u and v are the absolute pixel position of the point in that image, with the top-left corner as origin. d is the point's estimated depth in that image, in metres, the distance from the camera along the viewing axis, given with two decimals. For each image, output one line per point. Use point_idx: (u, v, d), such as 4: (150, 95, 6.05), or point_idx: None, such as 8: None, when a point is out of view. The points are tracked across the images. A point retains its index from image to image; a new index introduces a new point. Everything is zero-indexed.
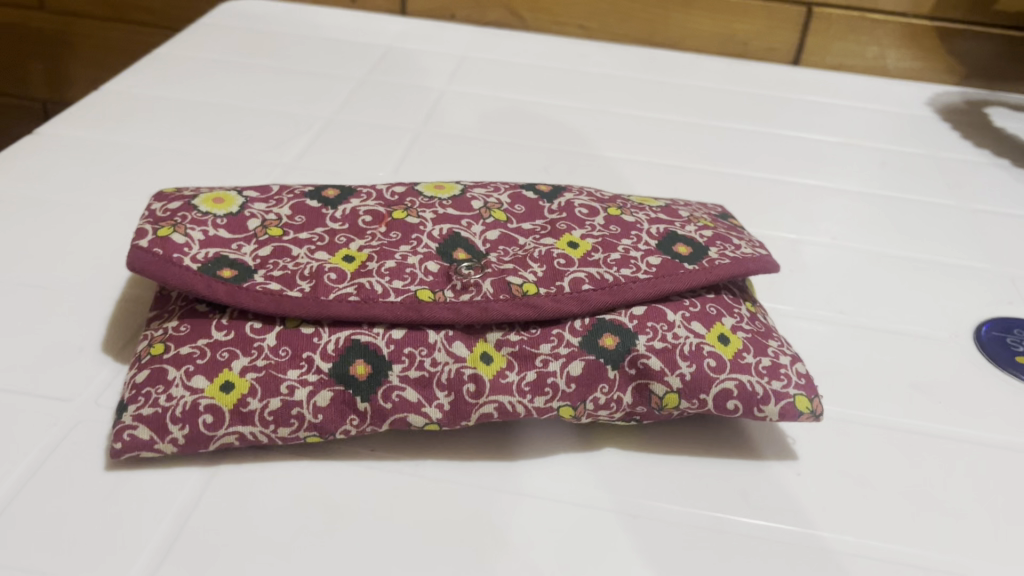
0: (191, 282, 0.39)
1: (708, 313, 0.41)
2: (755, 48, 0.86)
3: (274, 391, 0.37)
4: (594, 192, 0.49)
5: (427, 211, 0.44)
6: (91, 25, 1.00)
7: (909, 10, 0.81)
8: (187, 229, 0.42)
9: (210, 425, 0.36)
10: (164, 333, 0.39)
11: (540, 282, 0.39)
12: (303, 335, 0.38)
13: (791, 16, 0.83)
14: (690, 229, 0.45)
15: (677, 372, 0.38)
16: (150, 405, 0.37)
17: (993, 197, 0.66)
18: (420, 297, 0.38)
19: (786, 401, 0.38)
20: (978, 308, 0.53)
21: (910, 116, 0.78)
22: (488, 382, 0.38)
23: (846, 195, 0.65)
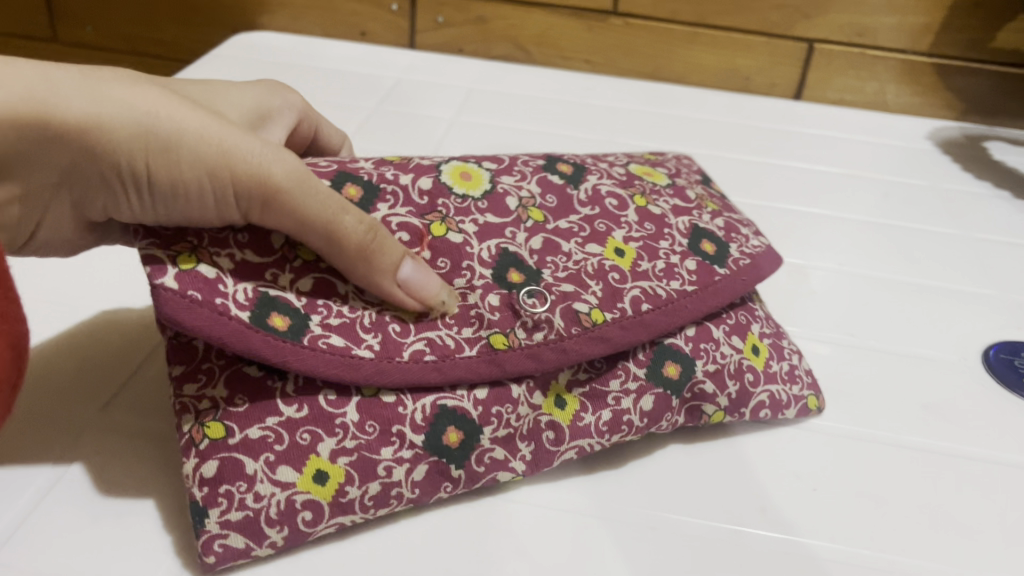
0: (250, 344, 0.33)
1: (738, 325, 0.44)
2: (757, 82, 0.88)
3: (372, 475, 0.35)
4: (606, 168, 0.48)
5: (467, 220, 0.40)
6: (103, 56, 1.01)
7: (909, 46, 0.83)
8: (212, 256, 0.34)
9: (309, 521, 0.35)
10: (218, 404, 0.35)
11: (602, 305, 0.40)
12: (386, 405, 0.36)
13: (792, 51, 0.85)
14: (710, 223, 0.46)
15: (724, 393, 0.42)
16: (237, 509, 0.34)
17: (997, 227, 0.67)
18: (495, 345, 0.38)
19: (802, 401, 0.44)
20: (987, 332, 0.54)
21: (911, 149, 0.79)
22: (567, 428, 0.39)
23: (850, 223, 0.67)
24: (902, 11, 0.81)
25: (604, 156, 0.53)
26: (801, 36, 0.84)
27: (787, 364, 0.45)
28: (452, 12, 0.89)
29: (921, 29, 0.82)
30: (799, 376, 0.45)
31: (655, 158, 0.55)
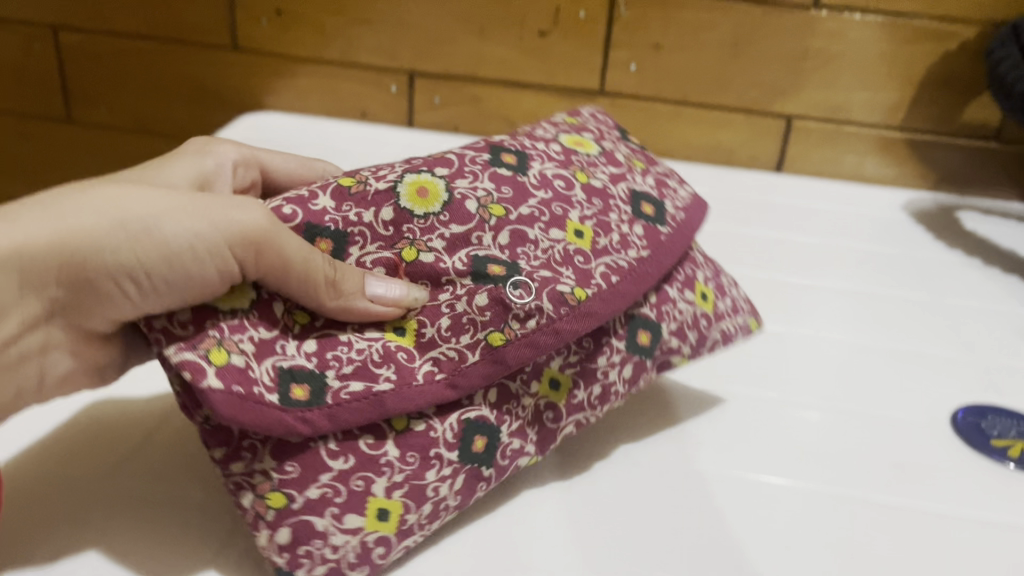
0: (286, 419, 0.39)
1: (686, 277, 0.52)
2: (739, 156, 0.92)
3: (423, 497, 0.42)
4: (545, 146, 0.52)
5: (433, 238, 0.45)
6: (110, 135, 1.05)
7: (882, 121, 0.88)
8: (236, 347, 0.40)
9: (383, 553, 0.42)
10: (272, 478, 0.41)
11: (580, 284, 0.46)
12: (419, 434, 0.43)
13: (771, 126, 0.90)
14: (645, 184, 0.53)
15: (688, 342, 0.50)
16: (320, 562, 0.40)
17: (968, 293, 0.70)
18: (494, 343, 0.43)
19: (743, 322, 0.54)
20: (956, 395, 0.57)
21: (886, 220, 0.83)
22: (563, 406, 0.47)
23: (827, 291, 0.70)
24: (873, 88, 0.86)
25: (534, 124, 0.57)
26: (779, 113, 0.89)
27: (729, 305, 0.54)
28: (448, 93, 0.94)
29: (893, 104, 0.86)
30: (742, 310, 0.54)
31: (579, 116, 0.60)
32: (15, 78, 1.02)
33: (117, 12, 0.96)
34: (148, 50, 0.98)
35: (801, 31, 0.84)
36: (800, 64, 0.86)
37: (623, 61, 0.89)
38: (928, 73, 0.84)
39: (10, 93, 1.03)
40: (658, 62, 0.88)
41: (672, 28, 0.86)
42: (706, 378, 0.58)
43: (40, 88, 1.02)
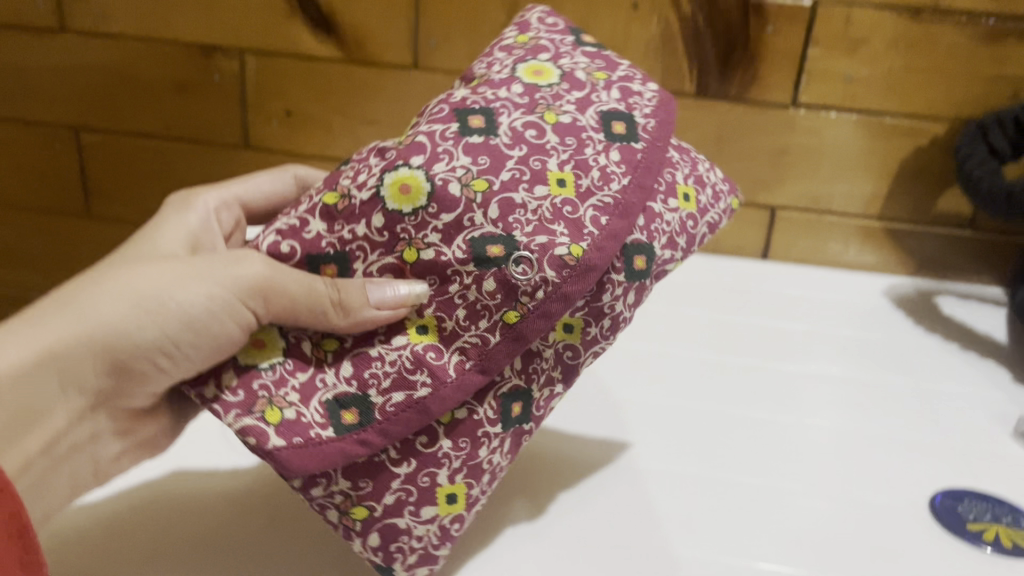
0: (346, 449, 0.49)
1: (667, 185, 0.56)
2: (727, 244, 0.97)
3: (480, 473, 0.52)
4: (508, 92, 0.55)
5: (428, 232, 0.50)
6: (123, 228, 1.09)
7: (863, 211, 0.92)
8: (284, 401, 0.49)
9: (459, 525, 0.53)
10: (352, 496, 0.51)
11: (575, 240, 0.49)
12: (465, 423, 0.51)
13: (757, 217, 0.94)
14: (608, 102, 0.56)
15: (678, 249, 0.55)
16: (411, 550, 0.52)
17: (947, 378, 0.74)
18: (512, 322, 0.49)
19: (719, 209, 0.58)
20: (933, 479, 0.60)
21: (868, 307, 0.87)
22: (579, 344, 0.53)
23: (813, 377, 0.73)
24: (852, 180, 0.91)
25: (488, 59, 0.60)
26: (764, 204, 0.94)
27: (708, 199, 0.58)
28: None
29: (871, 195, 0.91)
30: (722, 198, 0.59)
31: (529, 40, 0.61)
32: (38, 177, 1.07)
33: (138, 115, 1.02)
34: (166, 150, 1.03)
35: (781, 127, 0.90)
36: (782, 157, 0.91)
37: None
38: (903, 167, 0.89)
39: (32, 191, 1.08)
40: None
41: None
42: (698, 466, 0.61)
43: (60, 186, 1.07)
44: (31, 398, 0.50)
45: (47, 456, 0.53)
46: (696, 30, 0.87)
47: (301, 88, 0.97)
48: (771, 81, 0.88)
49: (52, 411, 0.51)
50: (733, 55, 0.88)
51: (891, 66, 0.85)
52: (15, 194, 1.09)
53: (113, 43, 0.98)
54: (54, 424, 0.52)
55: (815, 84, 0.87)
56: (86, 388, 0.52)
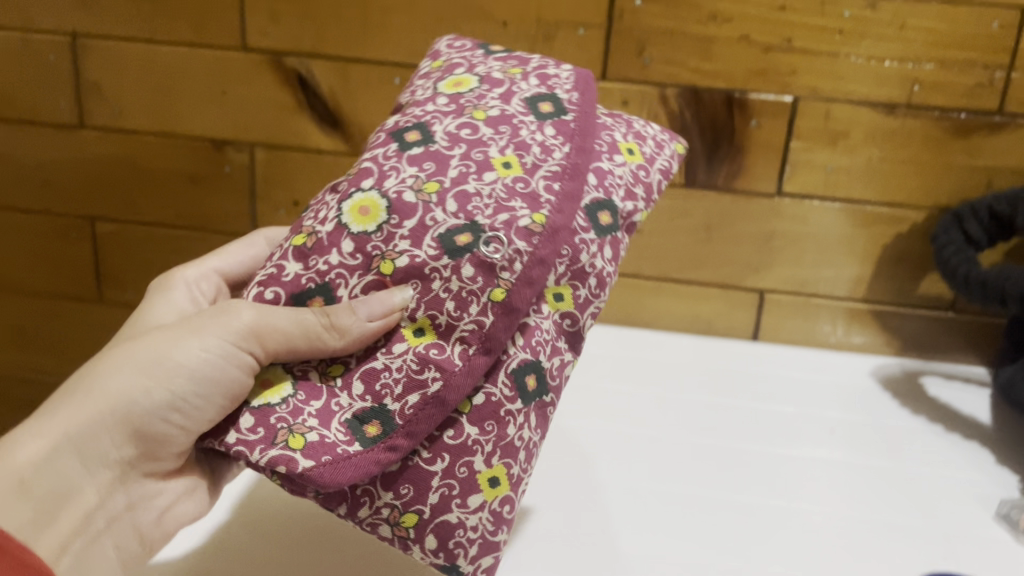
0: (375, 459, 0.52)
1: (610, 144, 0.62)
2: (719, 326, 1.00)
3: (513, 451, 0.56)
4: (435, 105, 0.60)
5: (396, 242, 0.54)
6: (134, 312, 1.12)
7: (848, 294, 0.96)
8: (306, 428, 0.52)
9: (509, 508, 0.56)
10: (398, 506, 0.54)
11: (537, 210, 0.55)
12: (483, 407, 0.55)
13: (747, 300, 0.98)
14: (530, 88, 0.62)
15: (638, 198, 0.61)
16: (470, 541, 0.55)
17: (931, 461, 0.76)
18: (499, 298, 0.53)
19: (658, 155, 0.65)
20: (917, 565, 0.63)
21: (857, 388, 0.90)
22: (575, 310, 0.58)
23: (803, 461, 0.76)
24: (838, 264, 0.95)
25: (412, 88, 0.66)
26: (754, 287, 0.97)
27: (652, 149, 0.64)
28: None
29: (856, 278, 0.95)
30: (665, 146, 0.66)
31: (443, 60, 0.67)
32: (51, 263, 1.11)
33: (151, 204, 1.06)
34: (177, 238, 1.07)
35: (768, 214, 0.94)
36: (769, 243, 0.95)
37: None
38: (885, 252, 0.93)
39: (46, 276, 1.12)
40: (639, 244, 0.97)
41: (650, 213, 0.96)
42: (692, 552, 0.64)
43: (73, 272, 1.11)
44: (58, 480, 0.53)
45: (85, 533, 0.55)
46: (685, 124, 0.92)
47: (311, 181, 1.01)
48: (757, 172, 0.92)
49: (81, 489, 0.54)
50: (721, 146, 0.92)
51: (870, 157, 0.90)
52: (30, 279, 1.13)
53: (130, 137, 1.03)
54: (87, 502, 0.55)
55: (799, 175, 0.92)
56: (111, 462, 0.55)
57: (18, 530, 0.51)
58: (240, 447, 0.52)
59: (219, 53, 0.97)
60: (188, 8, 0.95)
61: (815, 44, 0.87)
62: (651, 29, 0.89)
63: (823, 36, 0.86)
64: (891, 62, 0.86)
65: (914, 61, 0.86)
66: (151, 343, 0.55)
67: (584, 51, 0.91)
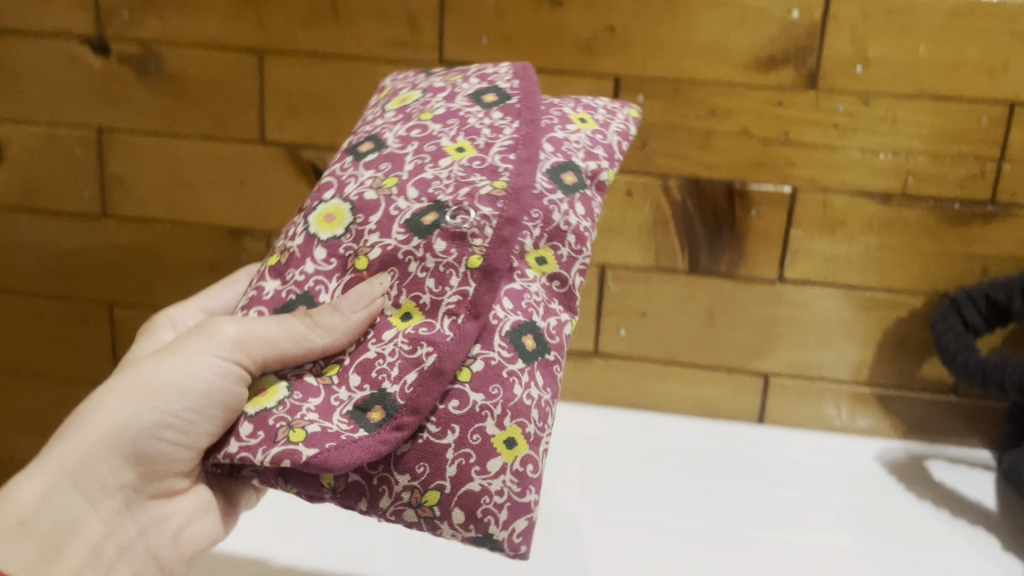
0: (379, 442, 0.53)
1: (560, 116, 0.66)
2: (724, 409, 1.01)
3: (524, 410, 0.55)
4: (386, 122, 0.66)
5: (366, 238, 0.58)
6: None
7: (851, 378, 0.97)
8: (305, 422, 0.53)
9: (534, 469, 0.55)
10: (417, 486, 0.54)
11: (496, 179, 0.59)
12: (483, 373, 0.55)
13: (751, 383, 0.99)
14: (472, 85, 0.67)
15: (601, 158, 0.64)
16: (499, 507, 0.54)
17: (936, 550, 0.78)
18: (476, 263, 0.56)
19: (610, 119, 0.68)
20: None
21: (861, 473, 0.91)
22: (560, 270, 0.60)
23: (808, 554, 0.77)
24: (839, 348, 0.96)
25: (368, 115, 0.70)
26: (757, 371, 0.99)
27: (603, 116, 0.68)
28: None
29: (858, 361, 0.97)
30: (616, 112, 0.70)
31: (388, 91, 0.73)
32: (69, 347, 1.14)
33: (168, 290, 1.09)
34: None
35: (770, 299, 0.96)
36: (772, 327, 0.97)
37: (614, 327, 1.00)
38: (885, 336, 0.95)
39: (63, 360, 1.14)
40: (644, 328, 0.99)
41: (655, 298, 0.98)
42: None
43: (89, 357, 1.13)
44: (62, 513, 0.56)
45: (98, 562, 0.58)
46: (687, 213, 0.95)
47: None
48: (758, 260, 0.95)
49: (85, 520, 0.57)
50: (722, 234, 0.95)
51: (868, 245, 0.93)
52: (45, 363, 1.15)
53: (148, 226, 1.06)
54: (94, 531, 0.58)
55: (799, 262, 0.94)
56: (112, 489, 0.58)
57: (31, 567, 0.54)
58: (245, 454, 0.54)
59: (239, 148, 1.01)
60: (209, 104, 1.00)
61: (812, 137, 0.90)
62: (654, 123, 0.93)
63: (819, 130, 0.90)
64: (886, 154, 0.90)
65: (907, 154, 0.89)
66: (132, 371, 0.59)
67: None
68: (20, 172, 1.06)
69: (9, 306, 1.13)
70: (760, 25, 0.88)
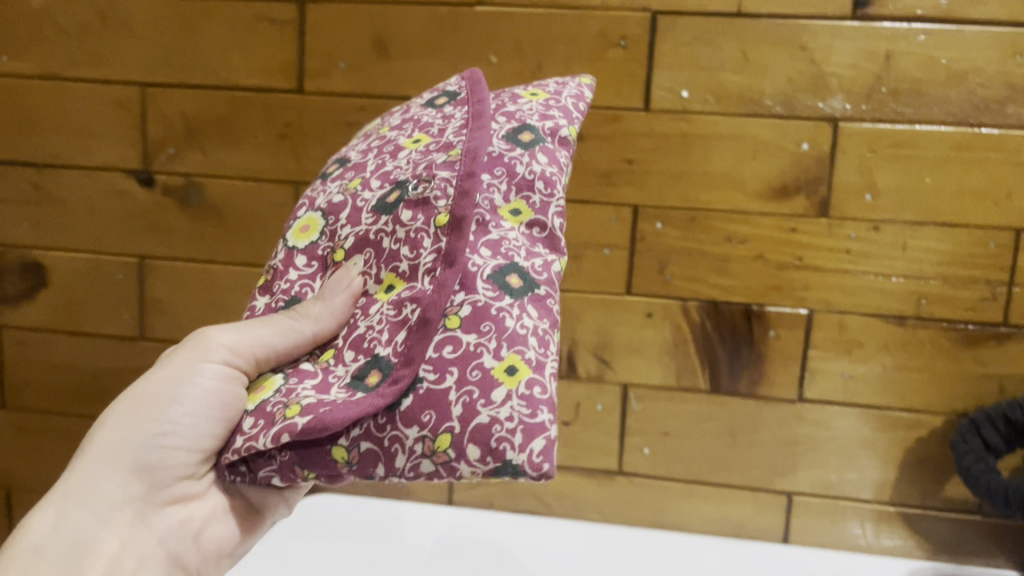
0: (373, 399, 0.52)
1: (511, 97, 0.66)
2: (749, 527, 1.01)
3: (517, 339, 0.53)
4: (352, 147, 0.68)
5: (340, 235, 0.60)
6: None
7: (874, 496, 0.98)
8: (303, 399, 0.54)
9: (541, 391, 0.52)
10: (427, 434, 0.52)
11: (453, 149, 0.59)
12: (468, 316, 0.53)
13: (775, 502, 1.00)
14: (425, 96, 0.69)
15: (559, 116, 0.64)
16: (512, 431, 0.51)
17: None
18: (444, 219, 0.56)
19: (567, 86, 0.68)
20: None
21: None
22: (536, 217, 0.59)
23: None
24: (861, 467, 0.98)
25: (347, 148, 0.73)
26: (781, 489, 1.00)
27: (555, 89, 0.67)
28: None
29: (880, 480, 0.97)
30: (566, 82, 0.69)
31: (359, 133, 0.75)
32: None
33: None
34: None
35: (790, 419, 0.98)
36: (793, 447, 0.98)
37: (637, 446, 1.02)
38: (905, 455, 0.96)
39: None
40: (668, 447, 1.01)
41: (677, 417, 1.00)
42: None
43: None
44: (75, 530, 0.58)
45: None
46: (706, 334, 0.98)
47: None
48: (778, 380, 0.97)
49: (102, 538, 0.59)
50: (741, 355, 0.97)
51: (885, 365, 0.95)
52: None
53: None
54: (109, 548, 0.59)
55: (818, 382, 0.96)
56: (125, 506, 0.61)
57: None
58: (248, 443, 0.56)
59: None
60: (246, 232, 1.05)
61: (825, 262, 0.94)
62: (672, 249, 0.96)
63: (832, 256, 0.94)
64: (898, 278, 0.93)
65: (919, 278, 0.92)
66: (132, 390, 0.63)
67: (609, 270, 0.98)
68: (64, 299, 1.11)
69: (45, 428, 1.16)
70: (771, 157, 0.93)
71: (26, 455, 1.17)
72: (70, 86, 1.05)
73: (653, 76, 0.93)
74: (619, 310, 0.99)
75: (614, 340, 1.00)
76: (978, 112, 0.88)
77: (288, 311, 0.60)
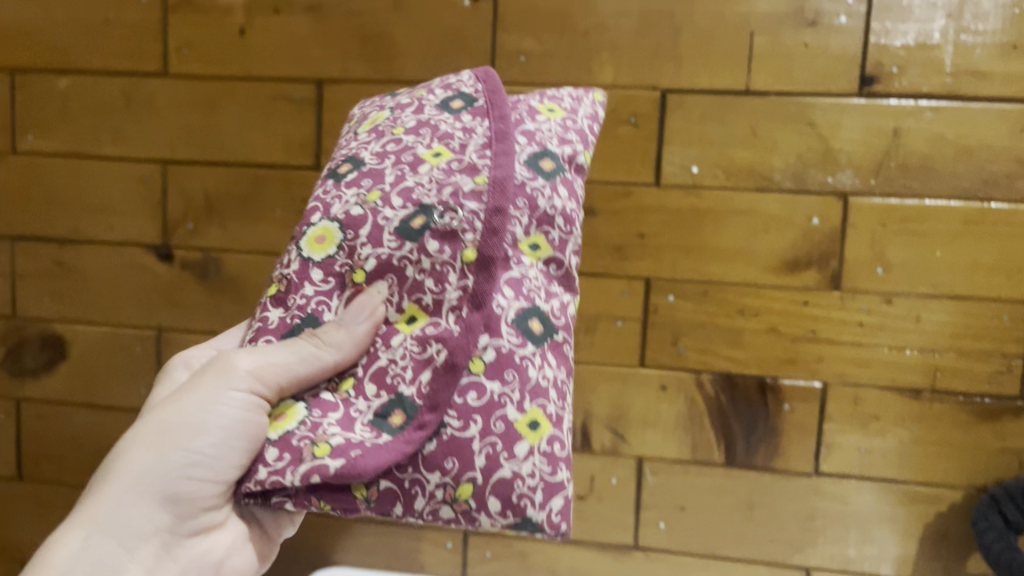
0: (400, 446, 0.54)
1: (529, 110, 0.66)
2: None
3: (540, 390, 0.57)
4: (359, 140, 0.65)
5: (360, 253, 0.59)
6: None
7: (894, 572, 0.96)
8: (330, 437, 0.55)
9: (560, 448, 0.57)
10: (450, 481, 0.55)
11: (478, 175, 0.60)
12: (495, 362, 0.56)
13: None
14: (439, 93, 0.66)
15: (576, 142, 0.65)
16: (533, 489, 0.55)
17: None
18: (471, 256, 0.58)
19: (581, 104, 0.69)
20: None
21: None
22: (555, 254, 0.61)
23: None
24: (881, 542, 0.96)
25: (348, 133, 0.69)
26: (799, 565, 0.98)
27: (571, 103, 0.68)
28: (496, 547, 1.05)
29: (899, 555, 0.96)
30: (582, 98, 0.70)
31: (359, 114, 0.71)
32: None
33: None
34: None
35: (807, 493, 0.97)
36: (811, 521, 0.97)
37: (653, 520, 1.01)
38: (925, 529, 0.95)
39: None
40: (684, 521, 1.00)
41: (692, 491, 1.00)
42: None
43: None
44: (98, 562, 0.58)
45: None
46: (722, 408, 0.97)
47: None
48: (794, 453, 0.97)
49: (126, 568, 0.59)
50: (757, 428, 0.97)
51: (901, 439, 0.94)
52: None
53: None
54: None
55: (834, 456, 0.96)
56: (149, 535, 0.60)
57: None
58: (274, 477, 0.55)
59: None
60: None
61: (839, 335, 0.94)
62: (685, 322, 0.97)
63: (846, 329, 0.94)
64: (912, 351, 0.93)
65: (934, 351, 0.92)
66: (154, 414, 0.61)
67: (624, 344, 0.98)
68: (82, 371, 1.12)
69: (58, 500, 1.16)
70: (783, 231, 0.93)
71: (38, 528, 1.17)
72: (92, 163, 1.08)
73: (664, 152, 0.95)
74: (634, 383, 0.99)
75: (629, 414, 1.00)
76: (988, 187, 0.89)
77: (307, 333, 0.58)
